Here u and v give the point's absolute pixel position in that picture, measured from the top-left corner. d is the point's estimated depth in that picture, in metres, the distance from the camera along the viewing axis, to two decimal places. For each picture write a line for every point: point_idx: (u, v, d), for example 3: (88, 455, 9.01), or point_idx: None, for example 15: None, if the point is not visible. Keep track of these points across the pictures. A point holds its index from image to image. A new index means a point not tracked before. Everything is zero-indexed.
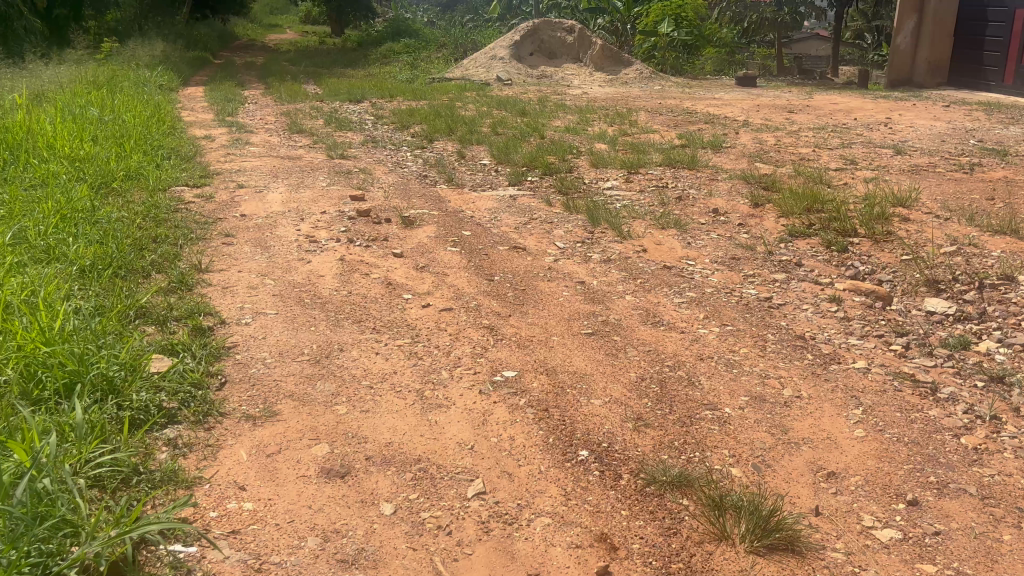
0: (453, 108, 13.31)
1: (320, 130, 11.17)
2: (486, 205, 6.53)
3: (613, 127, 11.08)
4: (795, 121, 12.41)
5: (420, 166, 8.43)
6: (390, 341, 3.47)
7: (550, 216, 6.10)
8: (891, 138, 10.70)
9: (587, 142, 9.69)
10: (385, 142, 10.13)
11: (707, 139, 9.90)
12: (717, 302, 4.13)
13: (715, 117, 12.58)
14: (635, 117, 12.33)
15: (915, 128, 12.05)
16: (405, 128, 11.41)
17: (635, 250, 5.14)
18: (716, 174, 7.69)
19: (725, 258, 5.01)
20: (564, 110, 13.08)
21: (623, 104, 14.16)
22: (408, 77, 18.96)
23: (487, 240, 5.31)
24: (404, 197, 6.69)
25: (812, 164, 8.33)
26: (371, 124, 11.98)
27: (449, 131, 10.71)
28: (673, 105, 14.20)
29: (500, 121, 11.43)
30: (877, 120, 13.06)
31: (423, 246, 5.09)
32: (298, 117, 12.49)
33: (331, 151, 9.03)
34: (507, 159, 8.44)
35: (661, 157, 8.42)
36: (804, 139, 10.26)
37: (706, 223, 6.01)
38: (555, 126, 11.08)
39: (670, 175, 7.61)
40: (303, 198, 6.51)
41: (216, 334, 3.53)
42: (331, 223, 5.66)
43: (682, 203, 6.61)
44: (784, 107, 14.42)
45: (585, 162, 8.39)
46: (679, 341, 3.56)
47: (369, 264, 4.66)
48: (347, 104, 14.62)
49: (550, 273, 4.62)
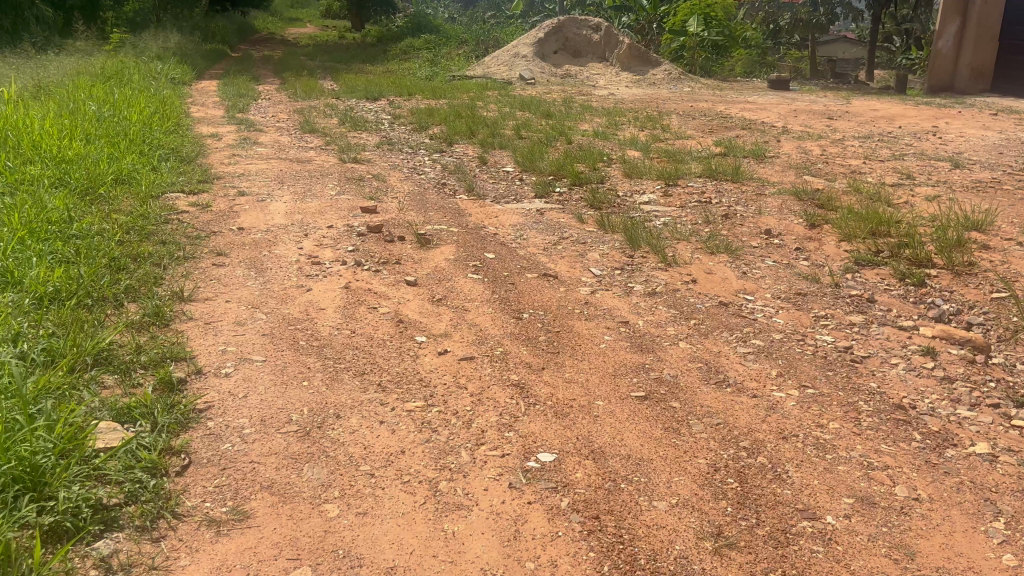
0: (475, 108, 12.68)
1: (334, 130, 10.57)
2: (511, 221, 5.90)
3: (645, 132, 10.40)
4: (837, 129, 11.69)
5: (438, 172, 7.81)
6: (397, 402, 2.84)
7: (583, 235, 5.46)
8: (945, 150, 9.96)
9: (618, 149, 9.03)
10: (402, 145, 9.51)
11: (747, 148, 9.20)
12: (789, 353, 3.48)
13: (751, 122, 11.88)
14: (666, 121, 11.64)
15: (966, 138, 11.30)
16: (423, 130, 10.78)
17: (683, 281, 4.49)
18: (763, 189, 7.00)
19: (788, 293, 4.35)
20: (591, 112, 12.40)
21: (652, 106, 13.48)
22: (428, 74, 18.33)
23: (514, 265, 4.68)
24: (420, 210, 6.06)
25: (866, 179, 7.63)
26: (388, 124, 11.38)
27: (470, 134, 10.07)
28: (705, 108, 13.50)
29: (524, 124, 10.78)
30: (923, 128, 12.31)
31: (440, 271, 4.46)
32: (311, 116, 11.92)
33: (343, 154, 8.44)
34: (533, 167, 7.80)
35: (699, 168, 7.76)
36: (850, 149, 9.55)
37: (758, 247, 5.35)
38: (583, 130, 10.42)
39: (712, 188, 6.94)
40: (309, 209, 5.90)
41: (188, 390, 2.90)
42: (339, 240, 5.05)
43: (728, 222, 5.95)
44: (822, 113, 13.69)
45: (617, 171, 7.73)
46: (752, 412, 2.91)
47: (379, 294, 4.03)
48: (364, 102, 14.03)
49: (587, 309, 3.98)
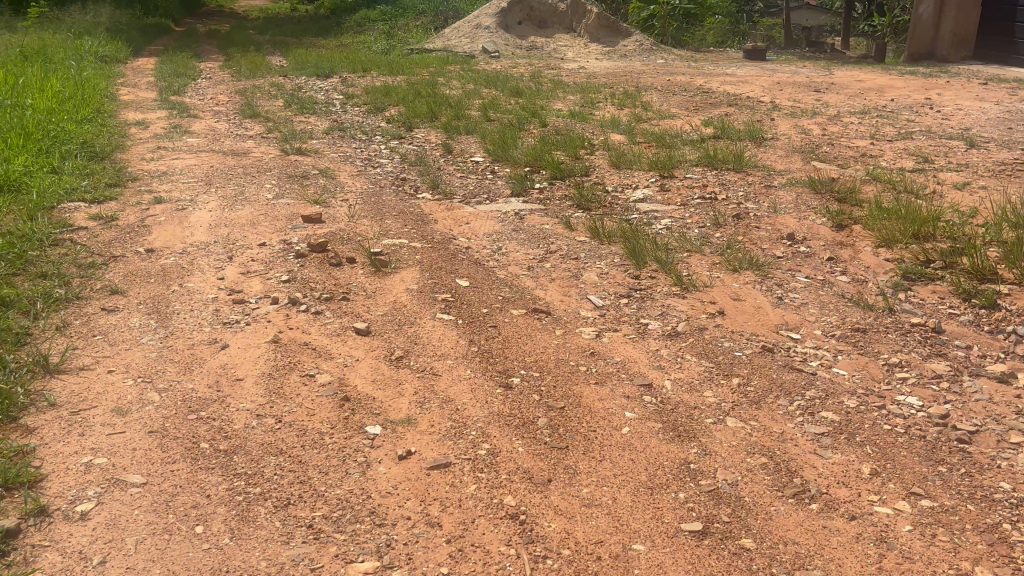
0: (436, 86, 11.61)
1: (279, 114, 9.48)
2: (485, 229, 4.94)
3: (625, 111, 9.42)
4: (828, 102, 10.84)
5: (396, 166, 6.80)
6: (338, 566, 1.91)
7: (573, 248, 4.51)
8: (951, 125, 9.11)
9: (598, 132, 8.06)
10: (356, 131, 8.45)
11: (741, 128, 8.29)
12: (877, 433, 2.57)
13: (735, 97, 10.99)
14: (645, 97, 10.69)
15: (966, 111, 10.49)
16: (380, 113, 9.70)
17: (708, 313, 3.56)
18: (771, 180, 6.11)
19: (842, 327, 3.44)
20: (563, 88, 11.39)
21: (627, 81, 12.53)
22: (384, 48, 17.16)
23: (493, 294, 3.72)
24: (376, 216, 5.06)
25: (882, 164, 6.75)
26: (340, 106, 10.29)
27: (431, 117, 9.05)
28: (684, 82, 12.58)
29: (492, 103, 9.75)
30: (917, 100, 11.48)
31: (400, 307, 3.49)
32: (254, 98, 10.77)
33: (285, 144, 7.38)
34: (506, 157, 6.84)
35: (694, 155, 6.85)
36: (852, 127, 8.67)
37: (784, 260, 4.44)
38: (557, 110, 9.42)
39: (713, 180, 6.02)
40: (239, 219, 4.87)
41: (15, 554, 1.91)
42: (272, 265, 4.04)
43: (740, 225, 5.03)
44: (808, 85, 12.84)
45: (601, 160, 6.77)
46: (859, 555, 2.01)
47: (319, 351, 3.04)
48: (314, 80, 12.88)
49: (594, 362, 3.04)
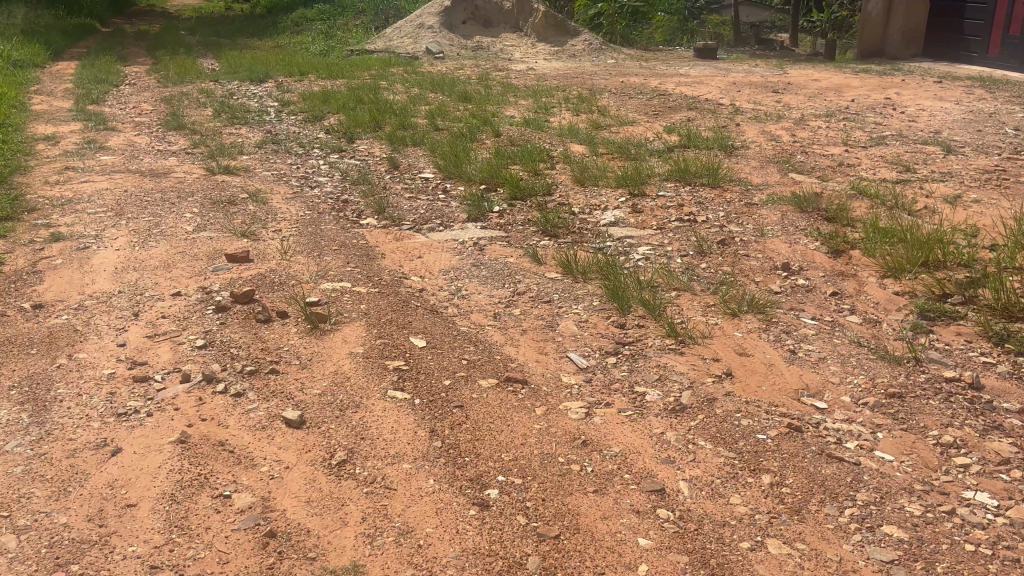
0: (378, 91, 10.92)
1: (207, 124, 8.70)
2: (441, 263, 4.32)
3: (582, 118, 8.88)
4: (789, 104, 10.47)
5: (338, 185, 6.13)
6: None
7: (543, 288, 3.90)
8: (920, 128, 8.77)
9: (557, 142, 7.49)
10: (292, 143, 7.73)
11: (708, 135, 7.80)
12: (960, 559, 2.03)
13: (694, 100, 10.54)
14: (601, 101, 10.17)
15: (929, 112, 10.20)
16: (318, 122, 8.98)
17: (715, 376, 2.99)
18: (751, 197, 5.61)
19: (875, 391, 2.89)
20: (513, 91, 10.81)
21: (580, 83, 12.00)
22: (323, 49, 16.34)
23: (455, 356, 3.09)
24: (313, 251, 4.38)
25: (863, 174, 6.32)
26: (276, 114, 9.54)
27: (375, 126, 8.37)
28: (639, 84, 12.10)
29: (440, 110, 9.11)
30: (877, 101, 11.19)
31: (342, 381, 2.84)
32: (180, 106, 9.93)
33: (212, 161, 6.64)
34: (459, 174, 6.22)
35: (663, 168, 6.32)
36: (822, 132, 8.26)
37: (784, 298, 3.90)
38: (510, 117, 8.82)
39: (689, 198, 5.49)
40: (149, 259, 4.15)
41: None
42: (186, 323, 3.35)
43: (727, 254, 4.49)
44: (765, 85, 12.48)
45: (563, 175, 6.19)
46: None
47: (238, 454, 2.39)
48: (247, 86, 12.07)
49: (588, 455, 2.44)
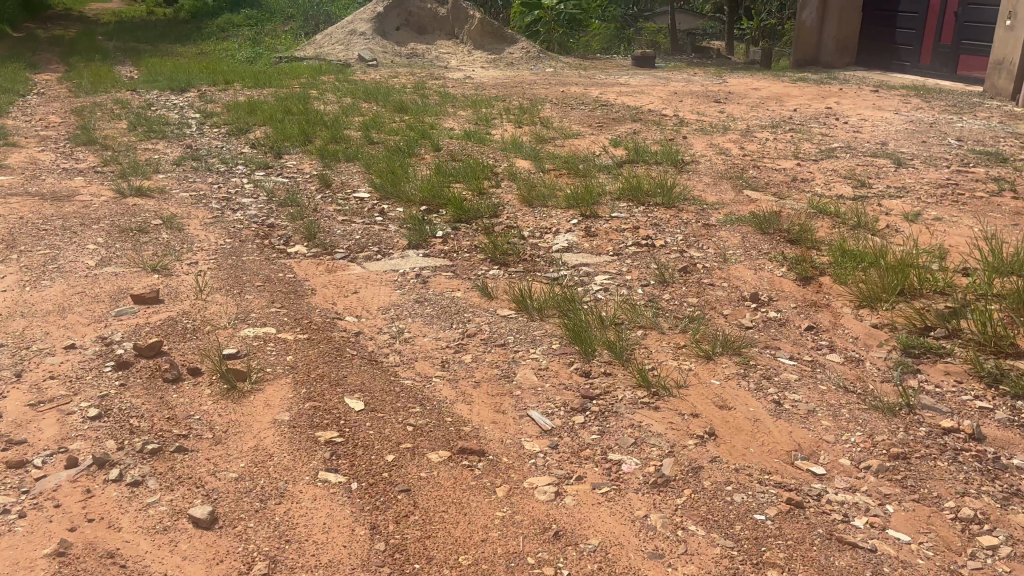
0: (309, 101, 10.38)
1: (122, 139, 8.09)
2: (379, 298, 3.89)
3: (524, 130, 8.53)
4: (733, 115, 10.32)
5: (264, 207, 5.64)
6: None
7: (495, 329, 3.50)
8: (866, 140, 8.67)
9: (500, 157, 7.11)
10: (214, 160, 7.19)
11: (656, 149, 7.53)
12: None
13: (638, 110, 10.31)
14: (543, 112, 9.85)
15: (871, 123, 10.16)
16: (244, 136, 8.43)
17: (697, 437, 2.63)
18: (707, 217, 5.32)
19: (876, 450, 2.56)
20: (451, 102, 10.41)
21: (520, 93, 11.67)
22: (250, 56, 15.67)
23: (398, 420, 2.67)
24: (233, 288, 3.90)
25: (818, 191, 6.10)
26: (198, 127, 8.95)
27: (305, 139, 7.87)
28: (580, 93, 11.83)
29: (375, 122, 8.66)
30: (818, 112, 11.13)
31: (265, 460, 2.40)
32: (92, 118, 9.26)
33: (123, 181, 6.08)
34: (396, 193, 5.79)
35: (614, 186, 6.00)
36: (770, 145, 8.07)
37: (757, 335, 3.58)
38: (450, 129, 8.42)
39: (644, 220, 5.16)
40: (40, 302, 3.62)
41: None
42: (78, 385, 2.85)
43: (691, 283, 4.16)
44: (706, 95, 12.35)
45: (509, 195, 5.82)
46: None
47: (132, 569, 1.95)
48: (168, 96, 11.41)
49: (560, 553, 2.05)
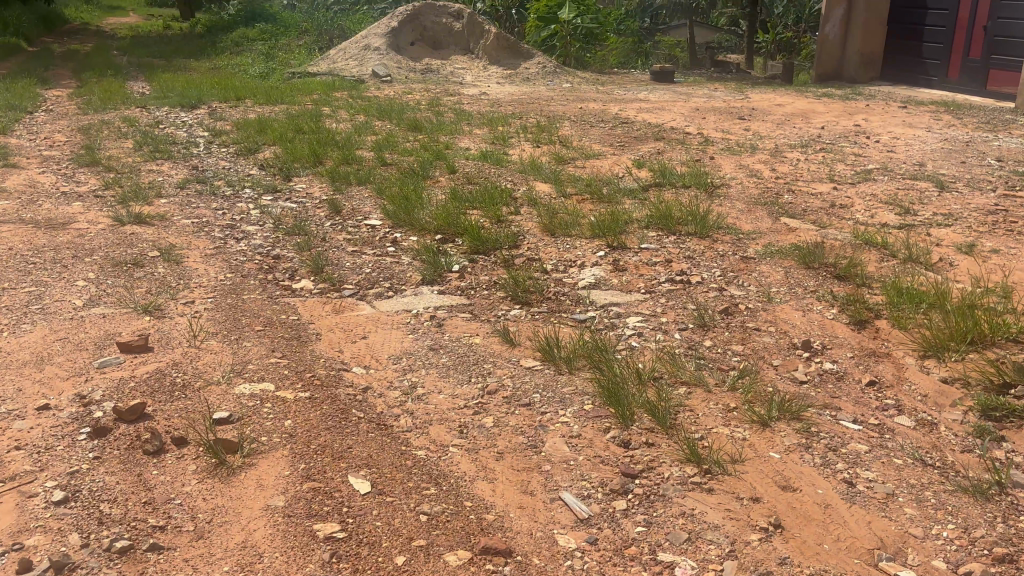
0: (320, 119, 10.08)
1: (126, 159, 7.78)
2: (390, 344, 3.53)
3: (543, 150, 8.18)
4: (759, 133, 9.95)
5: (269, 236, 5.30)
6: None
7: (519, 383, 3.12)
8: (901, 161, 8.27)
9: (518, 180, 6.77)
10: (220, 182, 6.87)
11: (682, 170, 7.17)
12: None
13: (660, 128, 9.96)
14: (562, 130, 9.51)
15: (904, 142, 9.76)
16: (252, 156, 8.11)
17: (763, 532, 2.25)
18: (744, 248, 4.94)
19: (976, 552, 2.18)
20: (467, 119, 10.08)
21: (537, 109, 11.33)
22: (262, 72, 15.42)
23: (411, 506, 2.30)
24: (229, 333, 3.54)
25: (859, 219, 5.72)
26: (205, 146, 8.65)
27: (315, 160, 7.55)
28: (599, 110, 11.48)
29: (388, 141, 8.33)
30: (846, 129, 10.74)
31: (254, 565, 2.04)
32: (97, 137, 8.98)
33: (123, 207, 5.76)
34: (410, 220, 5.45)
35: (641, 212, 5.64)
36: (802, 166, 7.69)
37: (814, 393, 3.18)
38: (466, 149, 8.09)
39: (676, 252, 4.78)
40: (16, 351, 3.28)
41: None
42: (44, 457, 2.50)
43: (734, 327, 3.77)
44: (729, 111, 11.98)
45: (530, 222, 5.46)
46: None
47: None
48: (177, 112, 11.14)
49: None
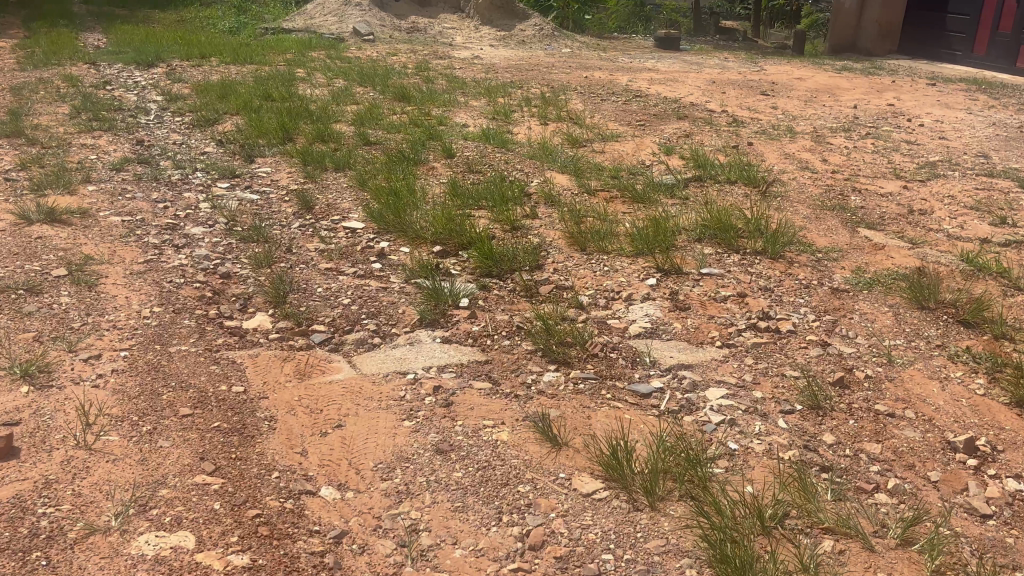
0: (293, 83, 8.83)
1: (59, 129, 6.56)
2: (377, 441, 2.43)
3: (552, 129, 7.05)
4: (790, 112, 8.84)
5: (220, 244, 4.17)
6: None
7: (574, 529, 2.05)
8: (961, 151, 7.19)
9: (529, 168, 5.65)
10: (167, 163, 5.68)
11: (722, 159, 6.07)
12: None
13: (680, 104, 8.81)
14: (570, 104, 8.36)
15: (952, 127, 8.68)
16: (210, 128, 6.92)
17: None
18: (830, 275, 3.86)
19: None
20: (462, 88, 8.87)
21: (538, 78, 10.13)
22: (233, 27, 14.04)
23: None
24: (140, 422, 2.43)
25: (954, 233, 4.66)
26: (157, 115, 7.42)
27: (285, 135, 6.37)
28: (607, 80, 10.29)
29: (371, 113, 7.13)
30: (883, 109, 9.65)
31: None
32: (30, 99, 7.71)
33: (36, 198, 4.58)
34: (400, 224, 4.31)
35: (689, 219, 4.54)
36: (856, 156, 6.61)
37: (1014, 540, 2.14)
38: (462, 126, 6.93)
39: (747, 282, 3.70)
40: None
41: None
42: None
43: (859, 412, 2.70)
44: (749, 85, 10.86)
45: (551, 230, 4.34)
46: None
47: None
48: (131, 71, 9.85)
49: None
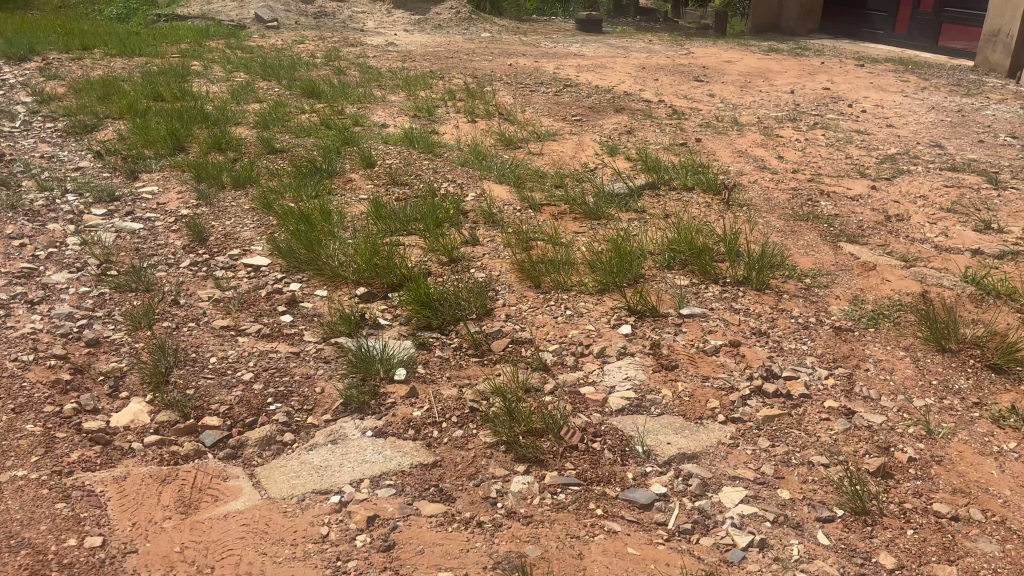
0: (187, 78, 7.88)
1: None
2: None
3: (481, 126, 6.36)
4: (729, 100, 8.35)
5: (89, 295, 3.35)
6: None
7: None
8: (913, 141, 6.79)
9: (461, 177, 4.95)
10: (31, 183, 4.77)
11: (672, 159, 5.50)
12: None
13: (614, 93, 8.23)
14: (498, 95, 7.67)
15: (893, 112, 8.33)
16: (87, 135, 5.98)
17: None
18: (827, 308, 3.30)
19: None
20: (377, 80, 8.07)
21: (460, 66, 9.39)
22: (121, 13, 12.82)
23: None
24: None
25: (942, 243, 4.18)
26: (24, 120, 6.41)
27: (175, 143, 5.50)
28: (533, 68, 9.63)
29: (276, 113, 6.30)
30: (820, 93, 9.26)
31: None
32: None
33: None
34: (314, 261, 3.57)
35: (653, 238, 3.92)
36: (810, 150, 6.12)
37: None
38: (380, 126, 6.17)
39: (737, 324, 3.10)
40: None
41: None
42: None
43: (916, 515, 2.13)
44: (681, 70, 10.37)
45: (496, 260, 3.67)
46: None
47: None
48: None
49: None
